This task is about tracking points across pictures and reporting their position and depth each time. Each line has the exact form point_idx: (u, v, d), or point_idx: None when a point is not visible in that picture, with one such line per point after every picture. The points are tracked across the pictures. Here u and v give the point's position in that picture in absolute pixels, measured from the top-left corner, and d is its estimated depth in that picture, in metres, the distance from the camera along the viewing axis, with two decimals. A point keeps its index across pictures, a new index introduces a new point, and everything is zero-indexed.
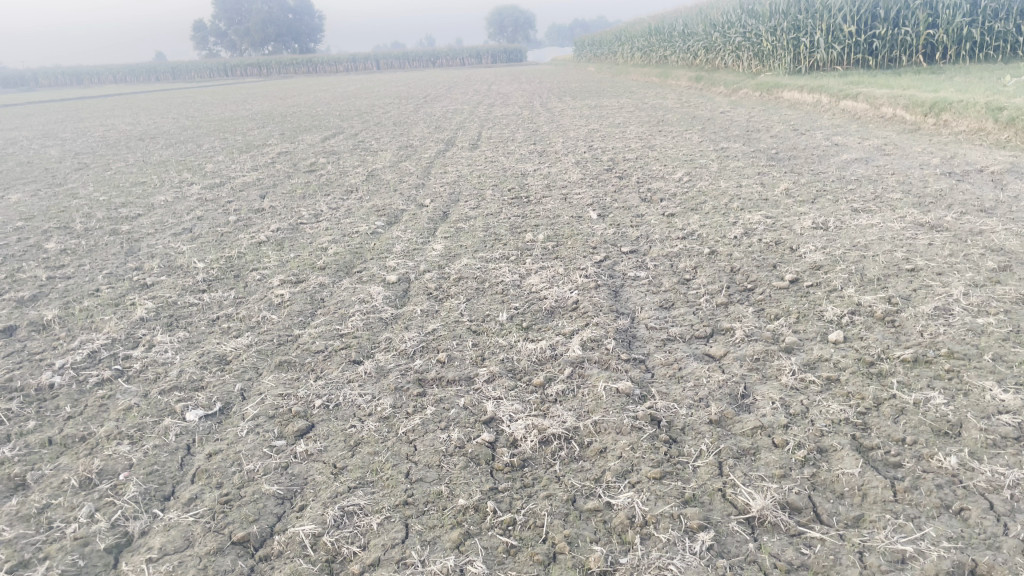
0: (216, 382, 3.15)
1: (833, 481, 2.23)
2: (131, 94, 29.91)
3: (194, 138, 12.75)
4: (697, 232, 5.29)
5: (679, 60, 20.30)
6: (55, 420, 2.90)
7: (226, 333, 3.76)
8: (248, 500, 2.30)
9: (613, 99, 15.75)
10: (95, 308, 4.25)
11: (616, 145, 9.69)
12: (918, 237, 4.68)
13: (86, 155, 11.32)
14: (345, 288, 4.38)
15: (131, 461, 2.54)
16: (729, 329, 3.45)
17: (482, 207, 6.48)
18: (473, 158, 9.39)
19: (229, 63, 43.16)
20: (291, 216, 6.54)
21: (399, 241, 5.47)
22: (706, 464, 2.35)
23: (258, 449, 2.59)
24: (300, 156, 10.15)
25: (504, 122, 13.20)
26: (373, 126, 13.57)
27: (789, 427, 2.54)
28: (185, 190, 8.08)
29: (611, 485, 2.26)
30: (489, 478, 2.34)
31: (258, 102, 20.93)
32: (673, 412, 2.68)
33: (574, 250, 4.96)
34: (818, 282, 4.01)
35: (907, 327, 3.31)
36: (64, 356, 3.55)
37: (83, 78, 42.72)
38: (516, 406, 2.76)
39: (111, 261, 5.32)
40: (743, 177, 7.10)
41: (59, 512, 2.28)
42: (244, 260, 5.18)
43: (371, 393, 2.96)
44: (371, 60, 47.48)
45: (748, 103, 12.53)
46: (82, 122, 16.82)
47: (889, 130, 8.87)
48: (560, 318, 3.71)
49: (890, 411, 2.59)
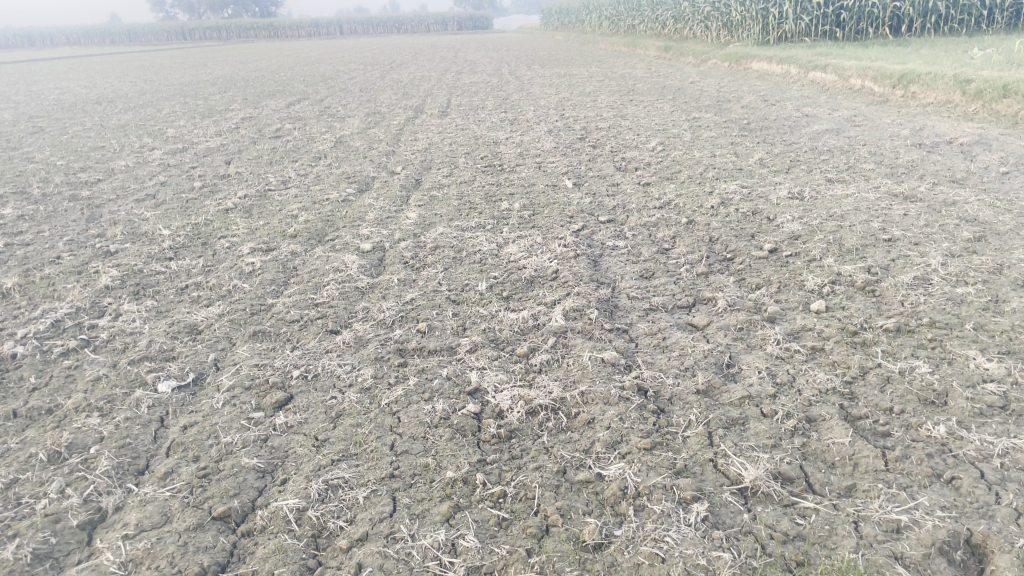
0: (188, 352, 3.05)
1: (823, 451, 2.22)
2: (85, 56, 28.96)
3: (154, 102, 12.38)
4: (673, 201, 5.25)
5: (647, 29, 20.16)
6: (19, 391, 2.78)
7: (196, 302, 3.65)
8: (227, 473, 2.22)
9: (583, 68, 15.59)
10: (57, 276, 4.09)
11: (588, 114, 9.60)
12: (893, 207, 4.69)
13: (41, 118, 10.92)
14: (318, 257, 4.27)
15: (102, 434, 2.44)
16: (712, 299, 3.42)
17: (455, 175, 6.38)
18: (443, 125, 9.23)
19: (188, 26, 41.98)
20: (259, 183, 6.38)
21: (372, 209, 5.35)
22: (696, 435, 2.32)
23: (235, 421, 2.50)
24: (264, 122, 9.91)
25: (473, 90, 13.02)
26: (339, 92, 13.29)
27: (777, 396, 2.52)
28: (147, 155, 7.84)
29: (602, 456, 2.22)
30: (476, 449, 2.29)
31: (219, 66, 20.38)
32: (660, 382, 2.65)
33: (551, 219, 4.89)
34: (797, 252, 4.00)
35: (887, 296, 3.31)
36: (26, 325, 3.41)
37: (35, 38, 41.26)
38: (501, 377, 2.71)
39: (72, 228, 5.13)
40: (716, 146, 7.08)
41: (27, 488, 2.18)
42: (212, 227, 5.03)
43: (351, 363, 2.88)
44: (334, 24, 46.49)
45: (718, 73, 12.47)
46: (34, 84, 16.27)
47: (859, 102, 8.90)
48: (540, 288, 3.65)
49: (876, 380, 2.59)
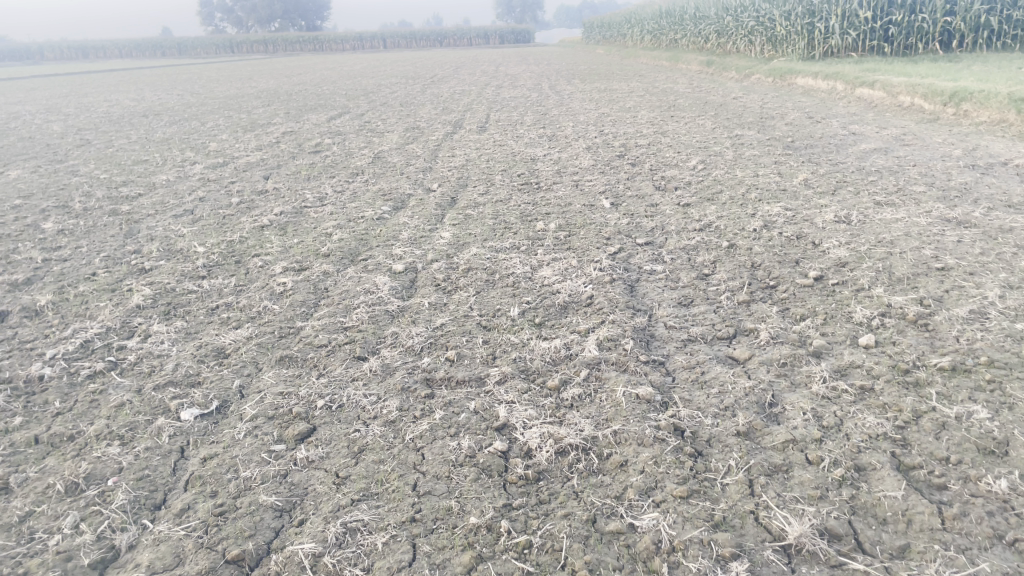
0: (213, 378, 2.99)
1: (873, 505, 2.07)
2: (134, 68, 29.68)
3: (198, 116, 12.56)
4: (714, 223, 5.10)
5: (690, 44, 19.96)
6: (43, 416, 2.75)
7: (225, 323, 3.60)
8: (244, 511, 2.14)
9: (623, 83, 15.48)
10: (90, 293, 4.09)
11: (627, 130, 9.48)
12: (946, 233, 4.49)
13: (88, 131, 11.14)
14: (350, 277, 4.21)
15: (121, 465, 2.39)
16: (753, 329, 3.28)
17: (491, 192, 6.31)
18: (481, 141, 9.18)
19: (235, 39, 42.86)
20: (296, 199, 6.38)
21: (406, 228, 5.29)
22: (735, 482, 2.19)
23: (256, 454, 2.43)
24: (304, 136, 9.97)
25: (514, 104, 12.99)
26: (380, 106, 13.35)
27: (823, 441, 2.37)
28: (188, 169, 7.92)
29: (635, 503, 2.10)
30: (502, 492, 2.19)
31: (264, 79, 20.72)
32: (698, 421, 2.52)
33: (588, 240, 4.79)
34: (844, 280, 3.83)
35: (941, 332, 3.13)
36: (57, 345, 3.39)
37: (86, 50, 42.46)
38: (530, 412, 2.60)
39: (110, 244, 5.16)
40: (759, 165, 6.91)
41: (41, 521, 2.13)
42: (246, 244, 5.02)
43: (377, 393, 2.80)
44: (378, 38, 46.91)
45: (761, 89, 12.26)
46: (85, 96, 16.66)
47: (908, 120, 8.63)
48: (574, 314, 3.54)
49: (930, 426, 2.42)
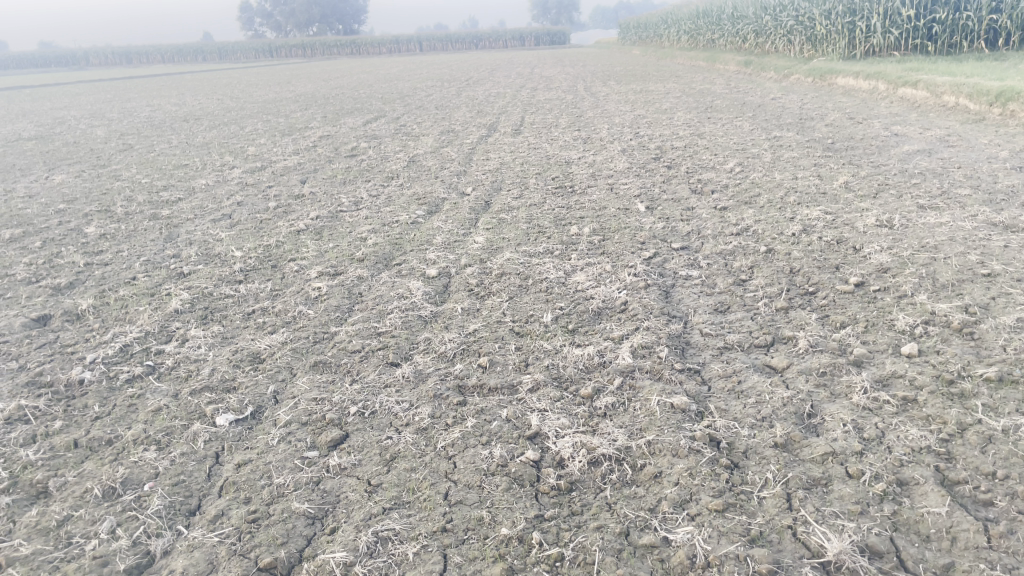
0: (248, 383, 3.01)
1: (916, 521, 2.01)
2: (176, 73, 30.26)
3: (238, 120, 12.74)
4: (752, 227, 5.02)
5: (728, 44, 19.76)
6: (83, 420, 2.79)
7: (261, 328, 3.63)
8: (277, 518, 2.15)
9: (659, 84, 15.38)
10: (130, 298, 4.16)
11: (663, 132, 9.40)
12: (992, 238, 4.36)
13: (132, 135, 11.36)
14: (384, 282, 4.23)
15: (157, 470, 2.41)
16: (791, 338, 3.22)
17: (525, 196, 6.29)
18: (516, 144, 9.18)
19: (274, 44, 43.47)
20: (332, 203, 6.42)
21: (440, 232, 5.30)
22: (773, 496, 2.14)
23: (289, 461, 2.44)
24: (341, 140, 10.06)
25: (549, 107, 12.97)
26: (416, 109, 13.42)
27: (864, 453, 2.31)
28: (227, 173, 8.03)
29: (669, 516, 2.07)
30: (534, 503, 2.17)
31: (303, 83, 20.97)
32: (734, 432, 2.47)
33: (622, 245, 4.75)
34: (886, 286, 3.74)
35: (988, 341, 3.04)
36: (97, 349, 3.45)
37: (131, 56, 43.36)
38: (563, 421, 2.57)
39: (149, 248, 5.24)
40: (798, 167, 6.81)
41: (79, 526, 2.16)
42: (282, 249, 5.06)
43: (409, 400, 2.79)
44: (414, 41, 47.16)
45: (801, 89, 12.07)
46: (129, 102, 17.00)
47: (952, 120, 8.44)
48: (608, 321, 3.51)
49: (976, 440, 2.35)
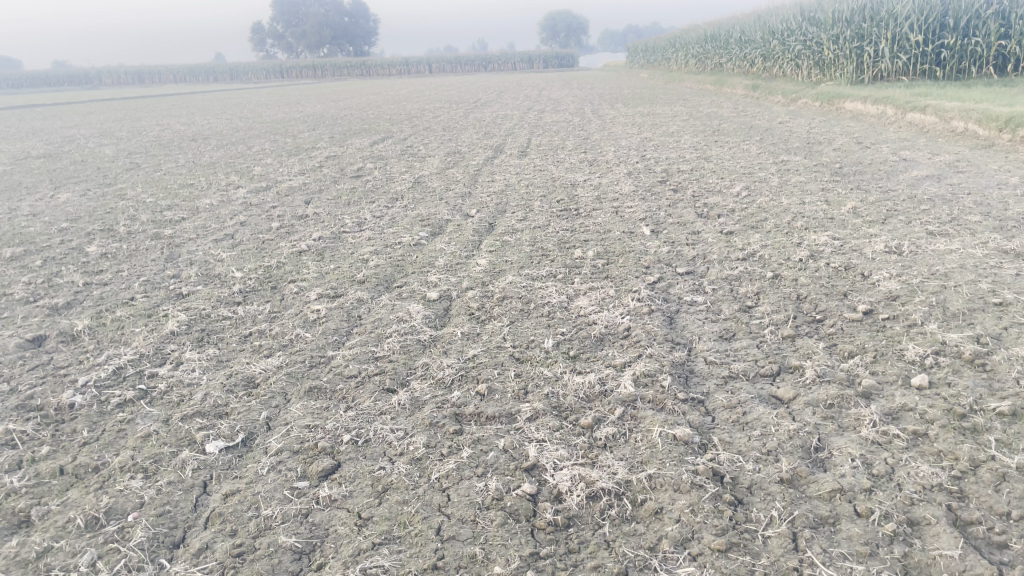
0: (241, 409, 2.94)
1: (928, 565, 1.93)
2: (186, 93, 30.52)
3: (245, 140, 12.78)
4: (758, 252, 4.96)
5: (736, 68, 19.80)
6: (70, 445, 2.73)
7: (257, 351, 3.57)
8: (262, 553, 2.08)
9: (667, 107, 15.38)
10: (127, 318, 4.10)
11: (670, 155, 9.36)
12: (1003, 266, 4.28)
13: (139, 155, 11.38)
14: (384, 305, 4.16)
15: (142, 500, 2.34)
16: (798, 367, 3.14)
17: (529, 218, 6.23)
18: (522, 166, 9.14)
19: (284, 65, 43.86)
20: (335, 224, 6.38)
21: (443, 254, 5.24)
22: (778, 535, 2.06)
23: (278, 491, 2.37)
24: (347, 161, 10.05)
25: (556, 129, 12.96)
26: (423, 131, 13.42)
27: (873, 491, 2.23)
28: (231, 193, 8.01)
29: (670, 556, 2.00)
30: (529, 540, 2.09)
31: (311, 103, 21.07)
32: (738, 466, 2.39)
33: (626, 269, 4.68)
34: (895, 315, 3.66)
35: (1000, 372, 2.96)
36: (89, 372, 3.39)
37: (144, 76, 43.71)
38: (561, 452, 2.50)
39: (149, 268, 5.20)
40: (805, 192, 6.74)
41: (59, 558, 2.09)
42: (283, 270, 5.01)
43: (404, 428, 2.72)
44: (423, 63, 47.43)
45: (809, 114, 12.04)
46: (138, 121, 17.11)
47: (961, 146, 8.38)
48: (610, 347, 3.43)
49: (990, 477, 2.26)
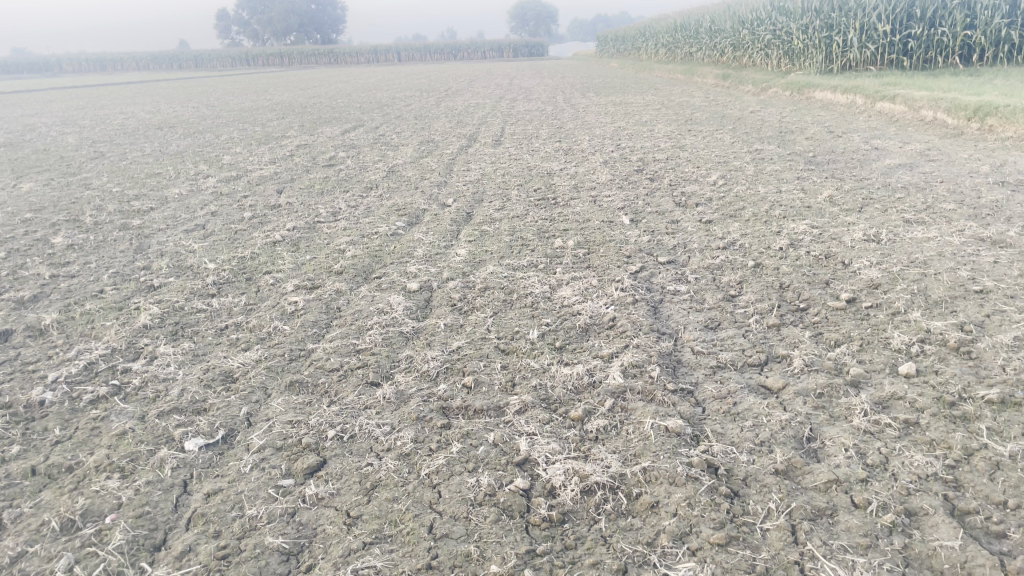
0: (220, 405, 2.85)
1: (928, 555, 1.91)
2: (151, 80, 29.88)
3: (213, 128, 12.54)
4: (738, 241, 4.94)
5: (706, 57, 19.85)
6: (41, 445, 2.63)
7: (235, 344, 3.47)
8: (248, 555, 2.01)
9: (639, 96, 15.37)
10: (97, 312, 3.98)
11: (645, 144, 9.34)
12: (981, 254, 4.31)
13: (102, 143, 11.09)
14: (363, 296, 4.08)
15: (120, 500, 2.25)
16: (785, 356, 3.12)
17: (506, 208, 6.17)
18: (496, 155, 9.06)
19: (251, 53, 43.23)
20: (309, 214, 6.26)
21: (421, 244, 5.16)
22: (777, 529, 2.03)
23: (263, 490, 2.29)
24: (319, 149, 9.89)
25: (528, 117, 12.89)
26: (395, 119, 13.27)
27: (869, 481, 2.21)
28: (201, 182, 7.84)
29: (669, 551, 1.96)
30: (524, 537, 2.05)
31: (279, 92, 20.74)
32: (733, 458, 2.36)
33: (608, 259, 4.64)
34: (878, 303, 3.67)
35: (986, 360, 2.96)
36: (59, 367, 3.27)
37: (105, 63, 42.75)
38: (553, 446, 2.45)
39: (119, 259, 5.06)
40: (781, 181, 6.76)
41: (34, 563, 2.00)
42: (258, 261, 4.90)
43: (390, 423, 2.65)
44: (393, 51, 46.95)
45: (779, 103, 12.10)
46: (101, 109, 16.71)
47: (931, 134, 8.46)
48: (596, 338, 3.39)
49: (984, 466, 2.25)
